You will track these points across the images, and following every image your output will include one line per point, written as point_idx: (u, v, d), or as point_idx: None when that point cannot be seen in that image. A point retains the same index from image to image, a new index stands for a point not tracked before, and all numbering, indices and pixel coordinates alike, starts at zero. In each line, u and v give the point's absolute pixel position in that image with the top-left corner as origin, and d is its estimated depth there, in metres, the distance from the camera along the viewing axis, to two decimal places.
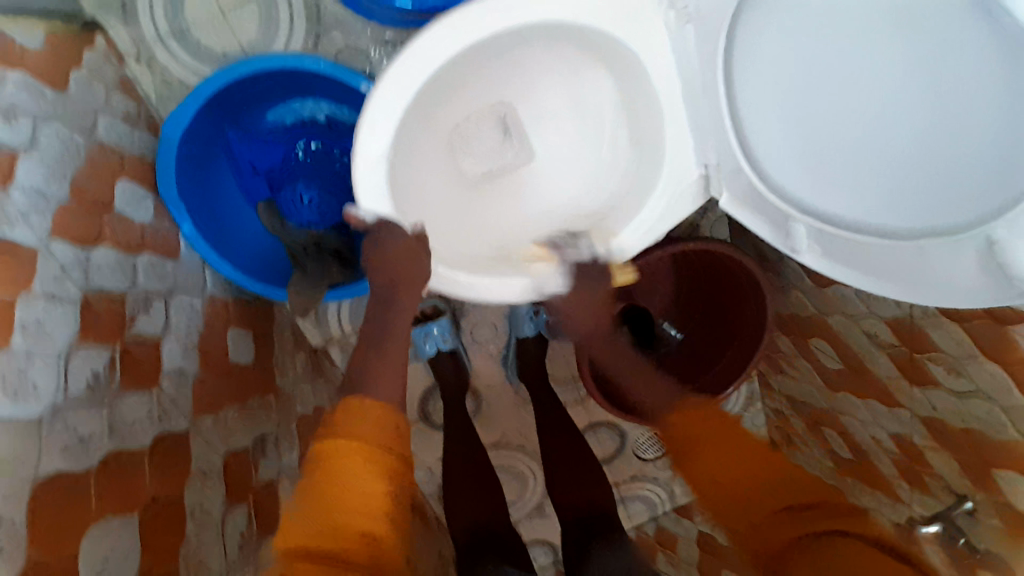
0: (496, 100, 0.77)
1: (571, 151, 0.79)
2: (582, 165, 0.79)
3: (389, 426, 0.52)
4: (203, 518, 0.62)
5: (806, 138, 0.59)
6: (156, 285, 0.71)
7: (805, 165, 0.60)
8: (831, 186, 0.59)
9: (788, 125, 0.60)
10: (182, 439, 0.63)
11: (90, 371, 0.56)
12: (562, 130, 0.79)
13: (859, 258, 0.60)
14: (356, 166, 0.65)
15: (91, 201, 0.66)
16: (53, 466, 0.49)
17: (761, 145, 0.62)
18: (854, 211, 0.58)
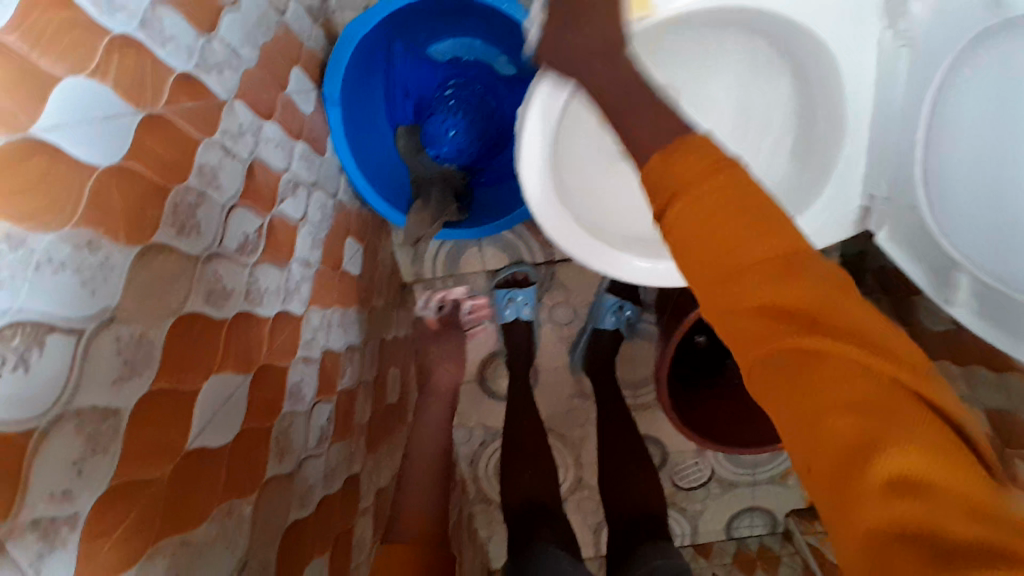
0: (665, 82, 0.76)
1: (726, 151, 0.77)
2: (734, 166, 0.76)
3: None
4: (296, 400, 0.63)
5: (984, 189, 0.55)
6: (303, 174, 0.72)
7: (971, 212, 0.57)
8: (990, 242, 0.56)
9: (976, 175, 0.56)
10: (294, 321, 0.65)
11: (242, 230, 0.58)
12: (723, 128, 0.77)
13: (1004, 317, 0.56)
14: (532, 107, 0.63)
15: (270, 76, 0.68)
16: (196, 304, 0.51)
17: (942, 184, 0.59)
18: (1015, 273, 0.54)
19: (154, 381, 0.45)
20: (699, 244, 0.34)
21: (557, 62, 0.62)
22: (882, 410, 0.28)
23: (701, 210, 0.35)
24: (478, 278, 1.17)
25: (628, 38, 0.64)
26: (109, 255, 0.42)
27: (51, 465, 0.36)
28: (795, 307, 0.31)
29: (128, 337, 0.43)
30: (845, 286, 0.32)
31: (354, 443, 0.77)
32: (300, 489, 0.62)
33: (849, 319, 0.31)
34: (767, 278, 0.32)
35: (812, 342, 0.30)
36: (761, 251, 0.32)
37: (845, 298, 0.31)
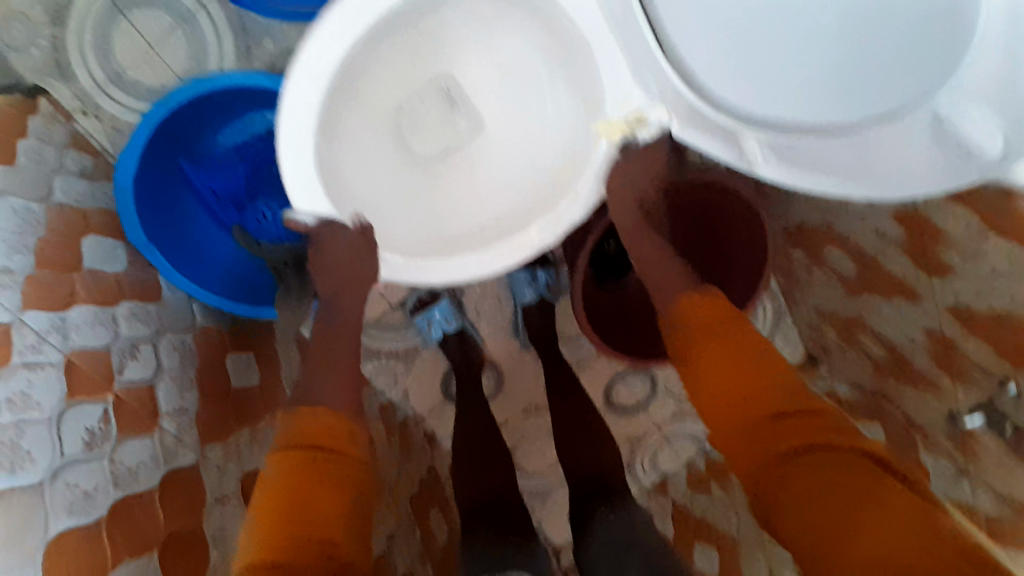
0: (437, 71, 0.73)
1: (520, 106, 0.75)
2: (534, 116, 0.75)
3: (335, 428, 0.57)
4: (223, 542, 0.66)
5: (732, 50, 0.55)
6: (141, 331, 0.73)
7: (735, 74, 0.56)
8: (762, 96, 0.56)
9: (718, 40, 0.55)
10: (188, 473, 0.67)
11: (82, 427, 0.59)
12: (509, 86, 0.75)
13: (804, 161, 0.55)
14: (283, 158, 0.63)
15: (61, 265, 0.69)
16: (60, 521, 0.52)
17: (691, 60, 0.57)
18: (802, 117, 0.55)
19: None
20: (699, 369, 0.57)
21: (283, 108, 0.62)
22: (841, 470, 0.44)
23: (705, 344, 0.57)
24: (396, 315, 1.18)
25: (343, 57, 0.63)
26: None
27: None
28: (783, 405, 0.51)
29: None
30: (794, 415, 0.49)
31: None
32: None
33: (762, 368, 0.53)
34: (736, 416, 0.52)
35: (785, 408, 0.50)
36: (755, 409, 0.51)
37: (800, 404, 0.50)
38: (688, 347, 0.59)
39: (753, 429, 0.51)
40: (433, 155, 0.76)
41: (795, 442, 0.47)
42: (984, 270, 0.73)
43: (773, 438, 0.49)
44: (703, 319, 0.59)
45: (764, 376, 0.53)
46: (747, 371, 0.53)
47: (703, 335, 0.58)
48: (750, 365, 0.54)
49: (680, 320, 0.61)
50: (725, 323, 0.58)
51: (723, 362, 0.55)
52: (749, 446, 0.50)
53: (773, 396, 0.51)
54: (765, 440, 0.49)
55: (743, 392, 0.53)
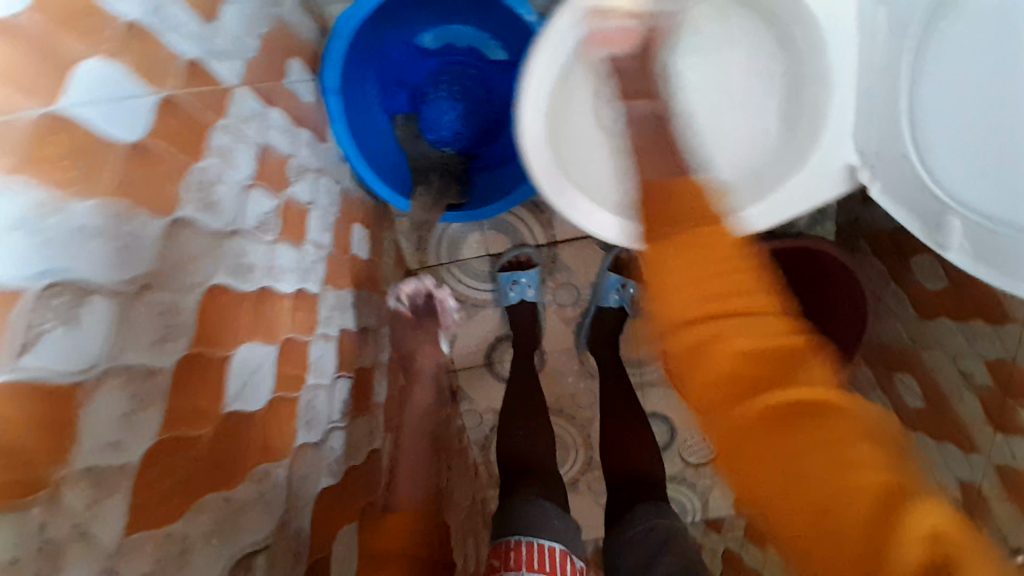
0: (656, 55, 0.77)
1: (717, 121, 0.78)
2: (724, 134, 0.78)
3: None
4: (319, 373, 0.66)
5: (964, 126, 0.56)
6: (310, 160, 0.75)
7: (951, 150, 0.57)
8: (967, 176, 0.56)
9: (949, 113, 0.57)
10: (310, 300, 0.67)
11: (258, 209, 0.59)
12: (711, 99, 0.78)
13: (995, 254, 0.56)
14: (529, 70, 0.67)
15: (275, 68, 0.70)
16: (222, 276, 0.51)
17: (919, 128, 0.60)
18: (998, 209, 0.54)
19: (189, 345, 0.45)
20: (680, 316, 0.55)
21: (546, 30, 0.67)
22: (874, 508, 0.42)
23: (696, 300, 0.54)
24: (482, 262, 1.16)
25: None
26: (144, 226, 0.43)
27: (97, 423, 0.36)
28: (759, 372, 0.51)
29: (163, 304, 0.43)
30: (776, 379, 0.50)
31: (373, 418, 0.79)
32: (328, 459, 0.65)
33: (747, 333, 0.52)
34: (711, 361, 0.52)
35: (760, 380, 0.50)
36: (729, 359, 0.52)
37: (774, 353, 0.51)
38: (666, 295, 0.56)
39: (721, 373, 0.52)
40: (618, 127, 0.78)
41: (762, 391, 0.50)
42: None
43: (774, 422, 0.48)
44: (677, 266, 0.56)
45: (755, 353, 0.51)
46: (730, 315, 0.53)
47: (720, 288, 0.55)
48: (735, 320, 0.53)
49: (655, 246, 0.60)
50: (698, 248, 0.57)
51: (734, 352, 0.52)
52: (751, 428, 0.49)
53: (763, 366, 0.51)
54: (767, 422, 0.49)
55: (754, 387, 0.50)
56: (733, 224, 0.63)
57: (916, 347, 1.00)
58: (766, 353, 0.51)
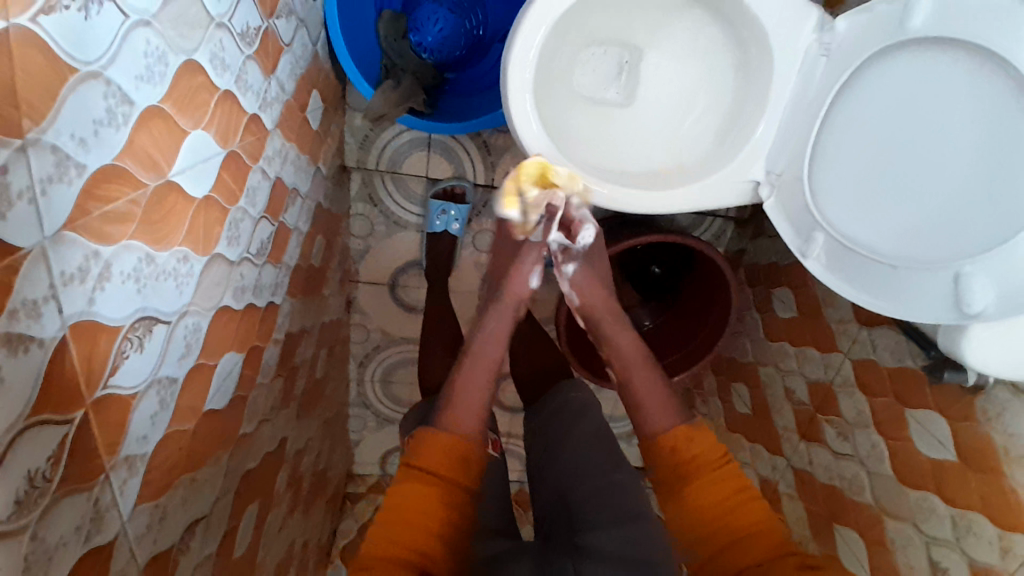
0: (629, 42, 0.88)
1: (662, 116, 0.89)
2: (666, 129, 0.89)
3: (457, 458, 0.60)
4: (252, 201, 0.67)
5: (861, 164, 0.70)
6: (298, 8, 0.76)
7: (842, 179, 0.71)
8: (848, 206, 0.71)
9: (850, 148, 0.70)
10: (263, 132, 0.68)
11: (246, 19, 0.60)
12: (664, 95, 0.89)
13: (850, 270, 0.71)
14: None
15: None
16: (203, 57, 0.52)
17: (821, 154, 0.73)
18: (867, 233, 0.70)
19: (164, 99, 0.47)
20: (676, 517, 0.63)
21: None
22: None
23: (687, 485, 0.63)
24: (417, 184, 1.18)
25: None
26: None
27: (80, 111, 0.37)
28: (726, 513, 0.60)
29: (153, 48, 0.45)
30: (734, 511, 0.60)
31: (282, 274, 0.81)
32: (236, 283, 0.65)
33: (709, 498, 0.61)
34: (681, 509, 0.63)
35: (733, 523, 0.60)
36: (705, 516, 0.61)
37: (735, 503, 0.61)
38: (665, 501, 0.65)
39: (697, 528, 0.61)
40: (585, 93, 0.89)
41: (753, 557, 0.57)
42: (845, 452, 0.92)
43: (745, 553, 0.58)
44: (692, 448, 0.65)
45: (719, 500, 0.61)
46: (706, 475, 0.63)
47: (689, 480, 0.63)
48: (713, 480, 0.62)
49: (666, 448, 0.66)
50: (702, 451, 0.65)
51: (703, 507, 0.61)
52: (720, 554, 0.59)
53: (741, 508, 0.60)
54: (735, 552, 0.58)
55: (718, 525, 0.60)
56: (667, 407, 0.70)
57: (758, 366, 1.18)
58: (746, 531, 0.59)
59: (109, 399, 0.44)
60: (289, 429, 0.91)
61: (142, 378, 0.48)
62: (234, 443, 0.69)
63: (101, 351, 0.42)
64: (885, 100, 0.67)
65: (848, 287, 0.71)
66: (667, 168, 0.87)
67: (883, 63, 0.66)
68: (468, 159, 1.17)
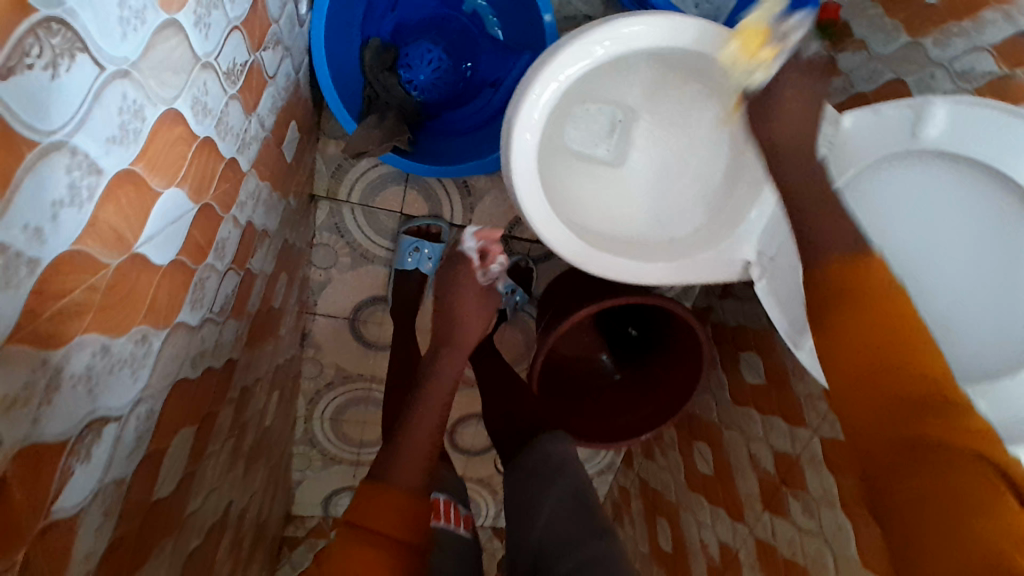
0: (625, 104, 0.86)
1: (651, 181, 0.88)
2: (654, 195, 0.87)
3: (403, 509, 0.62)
4: (221, 254, 0.59)
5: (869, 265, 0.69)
6: (284, 35, 0.68)
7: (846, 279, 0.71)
8: None
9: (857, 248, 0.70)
10: (239, 176, 0.61)
11: (232, 55, 0.53)
12: (655, 162, 0.87)
13: None
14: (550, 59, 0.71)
15: None
16: (184, 104, 0.45)
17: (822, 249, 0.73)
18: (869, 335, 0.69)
19: (137, 161, 0.39)
20: (835, 365, 0.49)
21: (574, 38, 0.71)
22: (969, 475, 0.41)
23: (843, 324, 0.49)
24: (389, 218, 1.12)
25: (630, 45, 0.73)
26: (144, 7, 0.37)
27: (38, 193, 0.30)
28: (880, 361, 0.46)
29: (130, 101, 0.37)
30: (907, 344, 0.46)
31: (244, 326, 0.72)
32: (196, 348, 0.57)
33: (863, 337, 0.47)
34: (837, 344, 0.49)
35: (900, 388, 0.45)
36: (855, 363, 0.48)
37: (908, 341, 0.46)
38: None
39: (855, 370, 0.47)
40: (576, 150, 0.87)
41: (922, 392, 0.44)
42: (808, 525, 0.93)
43: (913, 436, 0.43)
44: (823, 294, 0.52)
45: (888, 337, 0.46)
46: (875, 302, 0.48)
47: (834, 308, 0.50)
48: (872, 309, 0.48)
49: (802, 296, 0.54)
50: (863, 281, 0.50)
51: (861, 347, 0.47)
52: (881, 421, 0.46)
53: (904, 363, 0.45)
54: (901, 423, 0.44)
55: (875, 373, 0.46)
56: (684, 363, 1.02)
57: (722, 427, 1.18)
58: (913, 364, 0.45)
59: (50, 528, 0.36)
60: (235, 490, 0.82)
61: (86, 491, 0.40)
62: (180, 526, 0.60)
63: (43, 476, 0.35)
64: (892, 204, 0.67)
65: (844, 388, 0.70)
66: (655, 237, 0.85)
67: (890, 171, 0.68)
68: (445, 197, 1.12)
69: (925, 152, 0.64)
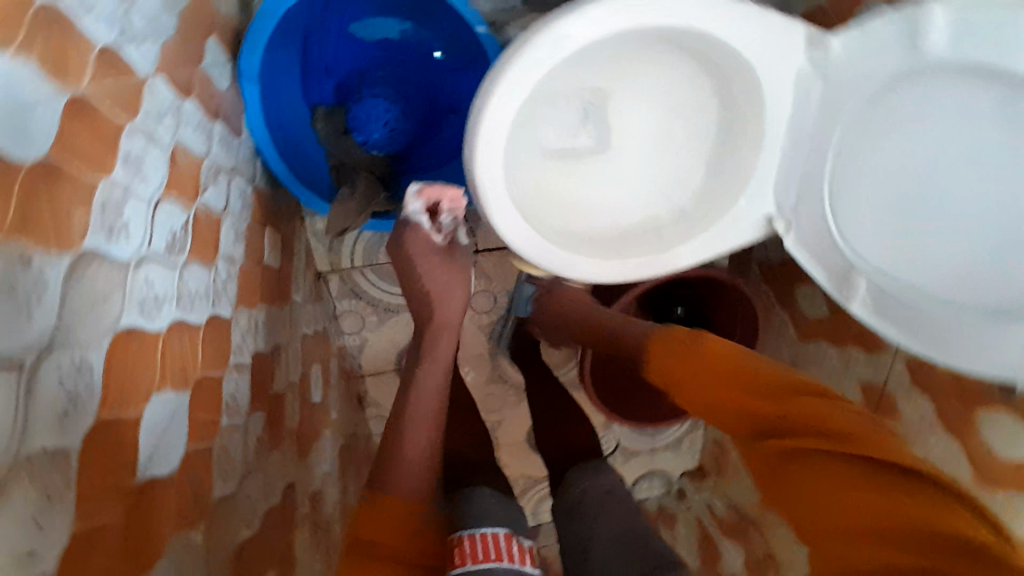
0: (595, 86, 0.76)
1: (644, 158, 0.80)
2: (651, 171, 0.80)
3: (410, 531, 0.55)
4: (234, 409, 0.59)
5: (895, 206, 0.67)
6: (223, 160, 0.66)
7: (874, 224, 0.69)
8: (890, 255, 0.69)
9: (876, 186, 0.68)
10: (225, 326, 0.59)
11: (168, 227, 0.51)
12: (643, 136, 0.80)
13: (903, 319, 0.68)
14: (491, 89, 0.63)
15: (190, 51, 0.59)
16: (132, 316, 0.44)
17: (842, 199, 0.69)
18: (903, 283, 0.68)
19: (101, 409, 0.39)
20: (715, 402, 0.60)
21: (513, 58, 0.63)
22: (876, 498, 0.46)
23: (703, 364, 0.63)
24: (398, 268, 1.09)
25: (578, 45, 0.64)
26: (44, 268, 0.35)
27: (10, 527, 0.30)
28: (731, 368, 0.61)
29: (69, 364, 0.36)
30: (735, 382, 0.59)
31: (289, 447, 0.72)
32: (245, 506, 0.57)
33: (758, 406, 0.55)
34: (711, 389, 0.61)
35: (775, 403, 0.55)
36: (703, 373, 0.63)
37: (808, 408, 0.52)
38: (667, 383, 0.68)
39: (797, 425, 0.52)
40: (558, 150, 0.78)
41: (795, 425, 0.52)
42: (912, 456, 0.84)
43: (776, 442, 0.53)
44: (666, 358, 0.68)
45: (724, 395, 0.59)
46: (727, 358, 0.62)
47: (708, 371, 0.62)
48: (715, 360, 0.63)
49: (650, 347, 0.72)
50: (721, 350, 0.63)
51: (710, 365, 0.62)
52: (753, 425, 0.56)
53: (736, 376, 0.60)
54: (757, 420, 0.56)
55: (767, 424, 0.54)
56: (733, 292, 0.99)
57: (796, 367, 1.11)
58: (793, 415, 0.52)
59: None
60: None
61: None
62: None
63: None
64: (913, 136, 0.65)
65: (905, 336, 0.68)
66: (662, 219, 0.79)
67: (904, 96, 0.64)
68: None
69: (928, 67, 0.62)
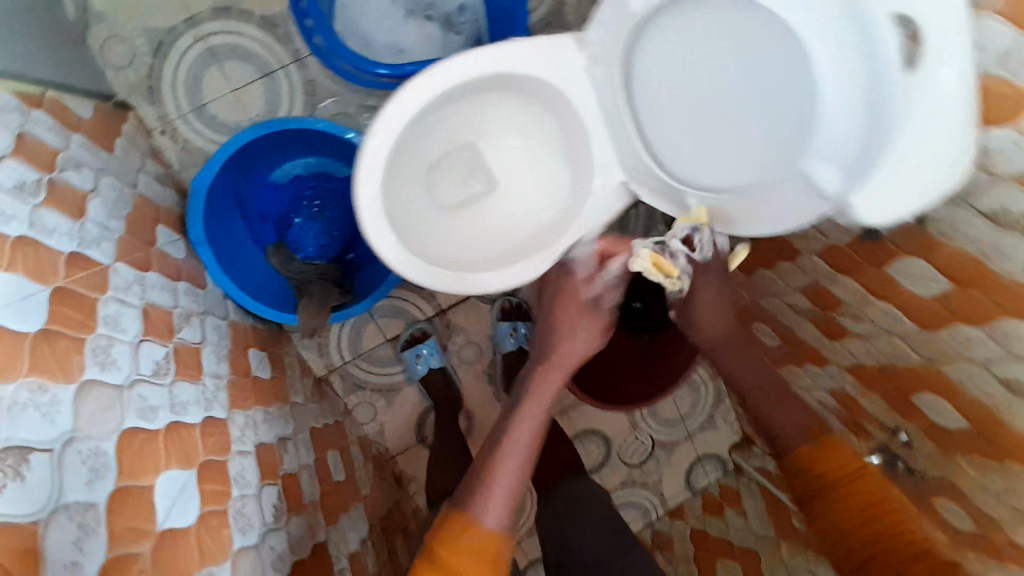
0: (463, 141, 0.92)
1: (524, 180, 0.94)
2: (534, 189, 0.94)
3: (490, 559, 0.72)
4: (244, 483, 0.74)
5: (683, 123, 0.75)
6: (194, 306, 0.86)
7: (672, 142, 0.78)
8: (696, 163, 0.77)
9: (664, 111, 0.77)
10: (221, 423, 0.76)
11: (151, 358, 0.69)
12: (514, 166, 0.94)
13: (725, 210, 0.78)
14: (358, 177, 0.79)
15: (141, 237, 0.81)
16: (132, 419, 0.61)
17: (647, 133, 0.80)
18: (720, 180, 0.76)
19: (118, 479, 0.55)
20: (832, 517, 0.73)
21: (365, 150, 0.79)
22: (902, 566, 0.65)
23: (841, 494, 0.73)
24: (385, 348, 1.25)
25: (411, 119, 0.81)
26: (57, 392, 0.53)
27: (59, 543, 0.47)
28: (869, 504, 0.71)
29: (87, 449, 0.53)
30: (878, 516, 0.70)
31: (313, 513, 0.86)
32: (271, 556, 0.71)
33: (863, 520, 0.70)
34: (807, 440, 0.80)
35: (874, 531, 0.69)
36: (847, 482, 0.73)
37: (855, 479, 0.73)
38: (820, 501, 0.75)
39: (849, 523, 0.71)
40: (453, 203, 0.93)
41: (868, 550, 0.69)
42: (867, 332, 0.92)
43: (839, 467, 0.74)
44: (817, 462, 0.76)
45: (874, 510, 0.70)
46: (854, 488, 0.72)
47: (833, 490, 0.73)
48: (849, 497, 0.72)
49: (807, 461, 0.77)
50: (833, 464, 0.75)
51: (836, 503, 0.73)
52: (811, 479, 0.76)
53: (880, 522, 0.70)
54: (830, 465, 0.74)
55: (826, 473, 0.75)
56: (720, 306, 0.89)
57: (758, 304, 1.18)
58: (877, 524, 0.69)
59: None
60: None
61: None
62: None
63: None
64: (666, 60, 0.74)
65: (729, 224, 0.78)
66: (553, 223, 0.92)
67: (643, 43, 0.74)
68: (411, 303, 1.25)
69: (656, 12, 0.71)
